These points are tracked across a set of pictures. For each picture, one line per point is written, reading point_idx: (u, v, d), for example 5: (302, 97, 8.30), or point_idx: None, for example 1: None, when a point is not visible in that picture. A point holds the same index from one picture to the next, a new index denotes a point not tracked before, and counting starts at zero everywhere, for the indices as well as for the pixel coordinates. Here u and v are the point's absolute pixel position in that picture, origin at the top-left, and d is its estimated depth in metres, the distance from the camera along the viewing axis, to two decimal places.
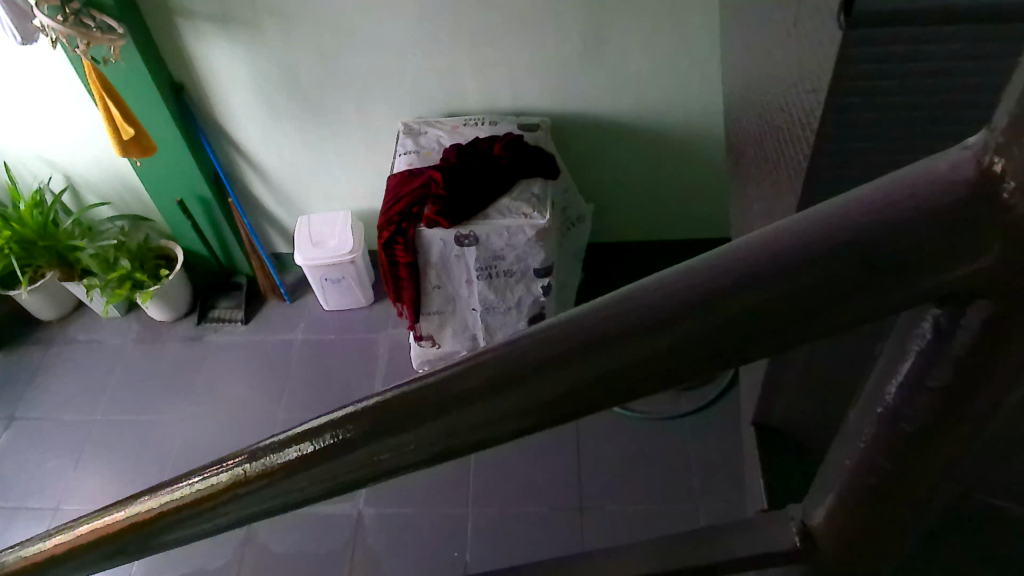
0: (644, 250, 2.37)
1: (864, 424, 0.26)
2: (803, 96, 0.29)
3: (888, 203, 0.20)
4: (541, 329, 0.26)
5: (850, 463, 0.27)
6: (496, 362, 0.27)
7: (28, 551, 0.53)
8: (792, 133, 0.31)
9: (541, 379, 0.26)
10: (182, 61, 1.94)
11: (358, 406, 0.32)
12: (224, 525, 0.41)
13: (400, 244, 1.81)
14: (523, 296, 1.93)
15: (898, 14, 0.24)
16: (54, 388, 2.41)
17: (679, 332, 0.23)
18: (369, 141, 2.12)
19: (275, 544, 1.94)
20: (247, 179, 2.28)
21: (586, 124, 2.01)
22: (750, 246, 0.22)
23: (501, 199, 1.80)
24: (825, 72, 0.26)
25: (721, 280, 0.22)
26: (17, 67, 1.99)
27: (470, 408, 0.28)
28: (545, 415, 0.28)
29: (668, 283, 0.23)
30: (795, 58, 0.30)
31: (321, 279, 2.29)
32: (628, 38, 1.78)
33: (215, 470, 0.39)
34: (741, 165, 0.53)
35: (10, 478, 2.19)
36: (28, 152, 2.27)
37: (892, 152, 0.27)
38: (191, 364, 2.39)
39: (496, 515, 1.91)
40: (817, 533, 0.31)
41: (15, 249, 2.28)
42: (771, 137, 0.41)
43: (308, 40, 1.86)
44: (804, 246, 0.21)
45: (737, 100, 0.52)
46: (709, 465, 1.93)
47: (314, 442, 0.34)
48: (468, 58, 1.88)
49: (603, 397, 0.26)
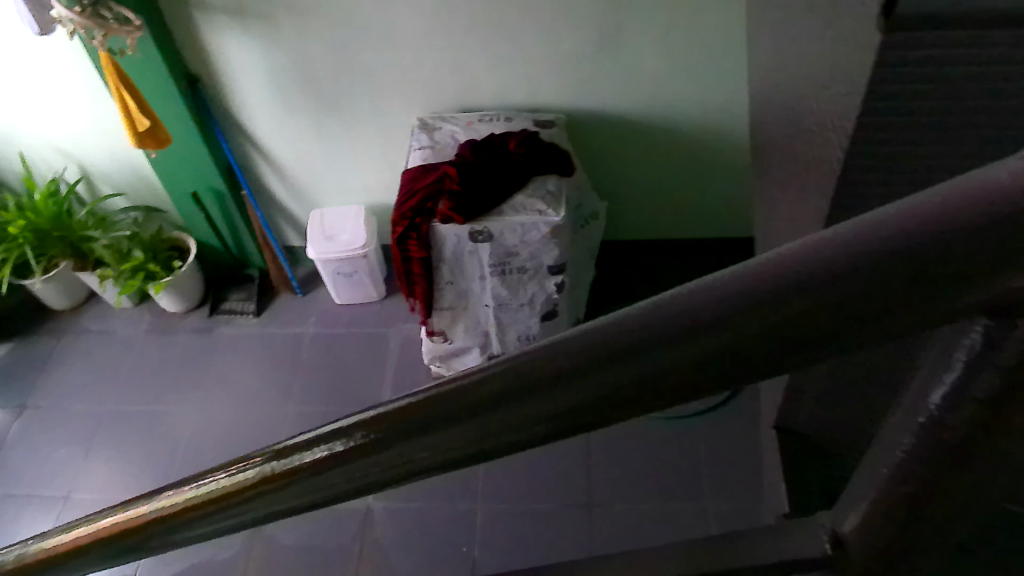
0: (657, 248, 2.36)
1: (904, 433, 0.26)
2: (837, 101, 0.31)
3: (940, 211, 0.20)
4: (596, 327, 0.27)
5: (887, 471, 0.27)
6: (540, 361, 0.29)
7: (50, 541, 0.53)
8: (825, 130, 0.33)
9: (593, 377, 0.27)
10: (197, 52, 1.94)
11: (388, 406, 0.33)
12: (247, 521, 0.41)
13: (413, 239, 1.81)
14: (536, 293, 1.92)
15: (940, 20, 0.25)
16: (66, 378, 2.42)
17: (733, 331, 0.24)
18: (384, 135, 2.11)
19: (283, 536, 1.95)
20: (261, 172, 2.28)
21: (601, 122, 2.00)
22: (800, 250, 0.23)
23: (516, 195, 1.79)
24: (861, 79, 0.28)
25: (768, 283, 0.23)
26: (33, 56, 2.00)
27: (510, 406, 0.29)
28: (581, 416, 0.29)
29: (720, 285, 0.25)
30: (834, 63, 0.32)
31: (333, 272, 2.29)
32: (645, 35, 1.77)
33: (242, 465, 0.39)
34: (766, 167, 0.53)
35: (22, 466, 2.22)
36: (44, 141, 2.28)
37: (921, 149, 0.29)
38: (203, 356, 2.40)
39: (506, 510, 1.91)
40: (848, 540, 0.31)
41: (29, 238, 2.29)
42: (803, 139, 0.41)
43: (323, 33, 1.86)
44: (853, 252, 0.22)
45: (765, 106, 0.52)
46: (720, 464, 1.92)
47: (345, 441, 0.34)
48: (485, 53, 1.87)
49: (649, 395, 0.27)
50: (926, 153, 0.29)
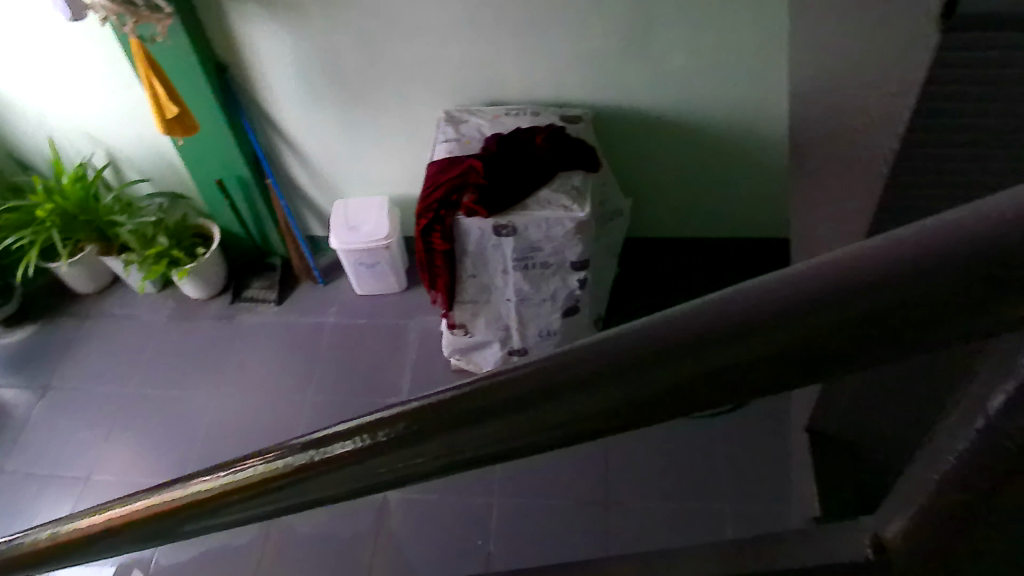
0: (681, 246, 2.35)
1: (958, 438, 0.26)
2: (890, 98, 0.32)
3: (1006, 216, 0.21)
4: (644, 326, 0.28)
5: (937, 476, 0.27)
6: (586, 359, 0.29)
7: (81, 521, 0.53)
8: (875, 126, 0.34)
9: (639, 375, 0.28)
10: (226, 40, 1.95)
11: (430, 399, 0.34)
12: (281, 508, 0.42)
13: (437, 231, 1.81)
14: (558, 289, 1.91)
15: (997, 20, 0.27)
16: (89, 361, 2.45)
17: (789, 330, 0.24)
18: (409, 127, 2.11)
19: (299, 525, 1.96)
20: (286, 161, 2.29)
21: (628, 119, 1.99)
22: (862, 252, 0.24)
23: (541, 190, 1.79)
24: (916, 76, 0.30)
25: (828, 285, 0.24)
26: (64, 42, 2.02)
27: (557, 401, 0.30)
28: (629, 413, 0.29)
29: (775, 285, 0.25)
30: (885, 61, 0.33)
31: (355, 263, 2.30)
32: (674, 32, 1.76)
33: (279, 453, 0.40)
34: (806, 167, 0.53)
35: (44, 446, 2.25)
36: (73, 126, 2.31)
37: (969, 144, 0.31)
38: (224, 343, 2.42)
39: (522, 505, 1.91)
40: (891, 544, 0.31)
41: (56, 221, 2.33)
42: (846, 139, 0.41)
43: (351, 24, 1.86)
44: (918, 257, 0.22)
45: (806, 106, 0.52)
46: (739, 465, 1.91)
47: (384, 432, 0.35)
48: (514, 46, 1.86)
49: (699, 394, 0.27)
50: (973, 147, 0.31)
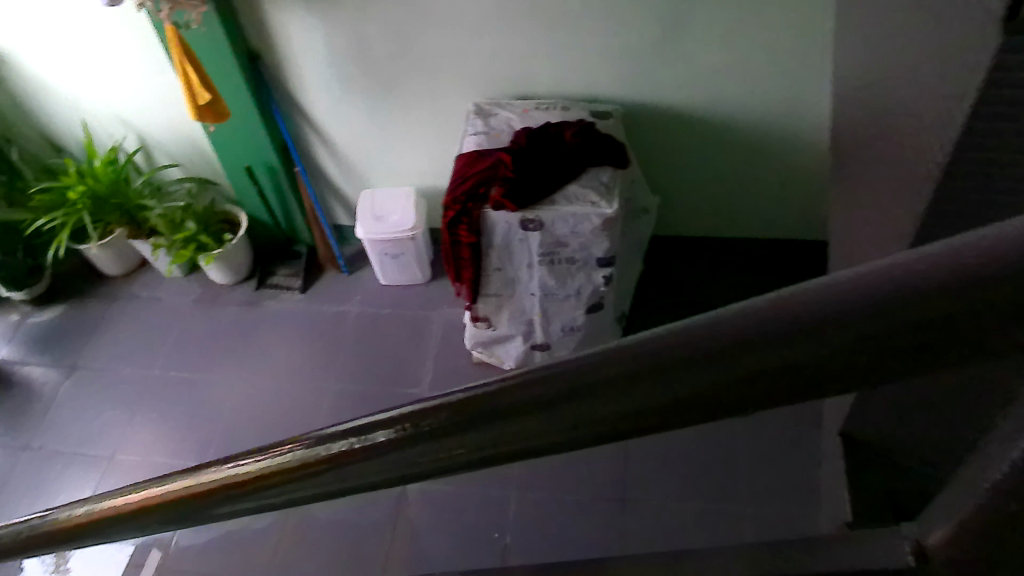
0: (707, 245, 2.33)
1: (1011, 445, 0.25)
2: (947, 104, 0.31)
3: None
4: (699, 323, 0.27)
5: (987, 484, 0.27)
6: (638, 355, 0.29)
7: (115, 500, 0.54)
8: (930, 132, 0.33)
9: (689, 373, 0.27)
10: (259, 28, 1.96)
11: (479, 389, 0.34)
12: (319, 495, 0.42)
13: (464, 223, 1.81)
14: (583, 285, 1.90)
15: None
16: (116, 343, 2.49)
17: (846, 334, 0.24)
18: (438, 119, 2.12)
19: (319, 511, 1.97)
20: (314, 149, 2.30)
21: (658, 116, 1.98)
22: (927, 259, 0.23)
23: (569, 185, 1.78)
24: (973, 82, 0.29)
25: (890, 289, 0.23)
26: (100, 26, 2.05)
27: (606, 396, 0.30)
28: (675, 413, 0.29)
29: (833, 288, 0.25)
30: (942, 66, 0.32)
31: (380, 253, 2.31)
32: (708, 29, 1.75)
33: (322, 439, 0.40)
34: (849, 170, 0.52)
35: (71, 424, 2.29)
36: (106, 110, 2.34)
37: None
38: (248, 329, 2.44)
39: (540, 499, 1.91)
40: (932, 552, 0.30)
41: (87, 203, 2.36)
42: (893, 143, 0.41)
43: (384, 14, 1.87)
44: (984, 265, 0.21)
45: (851, 109, 0.52)
46: (760, 467, 1.90)
47: (431, 420, 0.35)
48: (546, 40, 1.86)
49: (747, 397, 0.27)
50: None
